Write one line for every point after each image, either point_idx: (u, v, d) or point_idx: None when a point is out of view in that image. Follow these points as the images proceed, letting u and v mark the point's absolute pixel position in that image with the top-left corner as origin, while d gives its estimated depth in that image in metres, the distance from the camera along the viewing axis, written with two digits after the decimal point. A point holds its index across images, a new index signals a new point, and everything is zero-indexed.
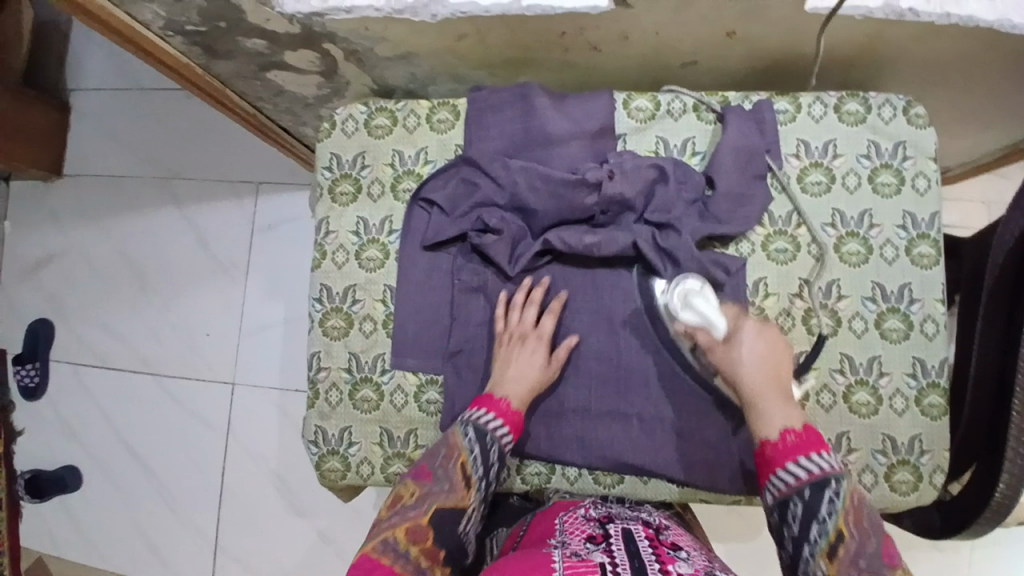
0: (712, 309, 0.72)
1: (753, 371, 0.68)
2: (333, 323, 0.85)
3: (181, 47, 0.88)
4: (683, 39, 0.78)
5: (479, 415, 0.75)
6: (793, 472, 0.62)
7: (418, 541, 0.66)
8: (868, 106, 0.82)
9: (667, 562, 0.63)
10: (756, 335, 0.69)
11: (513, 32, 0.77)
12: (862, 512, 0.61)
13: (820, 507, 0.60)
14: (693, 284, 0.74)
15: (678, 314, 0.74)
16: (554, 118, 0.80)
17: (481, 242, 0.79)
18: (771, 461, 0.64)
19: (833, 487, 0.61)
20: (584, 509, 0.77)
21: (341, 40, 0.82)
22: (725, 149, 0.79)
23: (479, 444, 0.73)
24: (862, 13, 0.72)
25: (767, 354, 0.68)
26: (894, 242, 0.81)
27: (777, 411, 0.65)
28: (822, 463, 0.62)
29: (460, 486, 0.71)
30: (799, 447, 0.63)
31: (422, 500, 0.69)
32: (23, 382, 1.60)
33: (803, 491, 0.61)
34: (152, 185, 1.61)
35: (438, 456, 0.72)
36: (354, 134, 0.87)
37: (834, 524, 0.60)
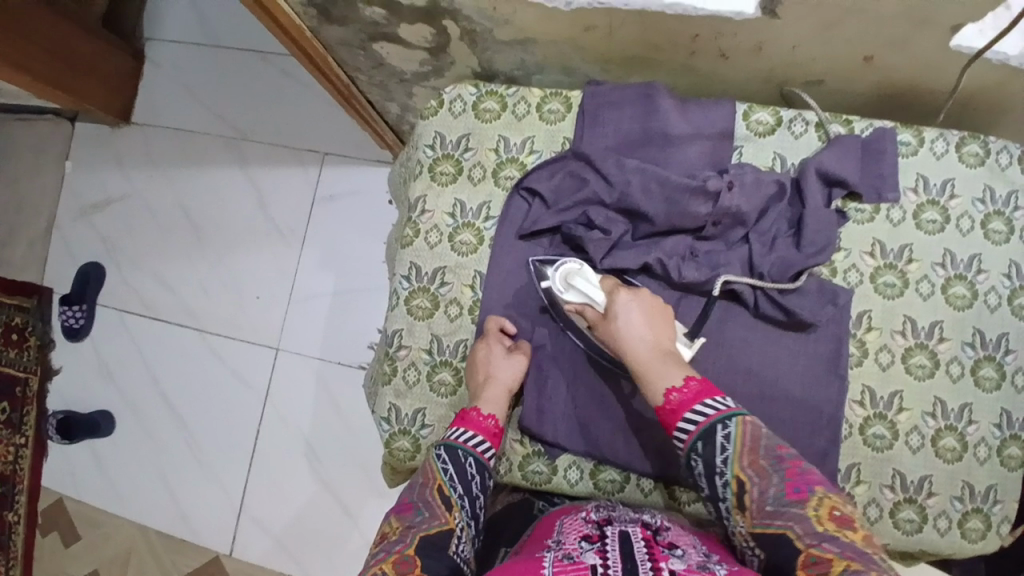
0: (592, 287, 0.74)
1: (636, 340, 0.69)
2: (418, 303, 0.83)
3: (298, 7, 0.88)
4: (816, 58, 0.76)
5: (455, 433, 0.73)
6: (686, 429, 0.63)
7: (407, 572, 0.58)
8: (987, 150, 0.80)
9: (661, 561, 0.57)
10: (631, 303, 0.72)
11: (644, 30, 0.76)
12: (758, 449, 0.60)
13: (715, 456, 0.61)
14: (572, 264, 0.76)
15: (563, 298, 0.76)
16: (674, 121, 0.78)
17: (580, 239, 0.78)
18: (669, 424, 0.65)
19: (721, 430, 0.61)
20: (585, 511, 0.72)
21: (463, 18, 0.82)
22: (814, 167, 0.77)
23: (452, 462, 0.70)
24: (999, 59, 0.70)
25: (644, 321, 0.70)
26: (999, 290, 0.79)
27: (663, 371, 0.67)
28: (715, 406, 0.63)
29: (442, 510, 0.65)
30: (696, 394, 0.64)
31: (406, 532, 0.63)
32: (68, 322, 1.60)
33: (695, 445, 0.62)
34: (220, 142, 1.61)
35: (414, 489, 0.68)
36: (461, 115, 0.86)
37: (732, 472, 0.60)
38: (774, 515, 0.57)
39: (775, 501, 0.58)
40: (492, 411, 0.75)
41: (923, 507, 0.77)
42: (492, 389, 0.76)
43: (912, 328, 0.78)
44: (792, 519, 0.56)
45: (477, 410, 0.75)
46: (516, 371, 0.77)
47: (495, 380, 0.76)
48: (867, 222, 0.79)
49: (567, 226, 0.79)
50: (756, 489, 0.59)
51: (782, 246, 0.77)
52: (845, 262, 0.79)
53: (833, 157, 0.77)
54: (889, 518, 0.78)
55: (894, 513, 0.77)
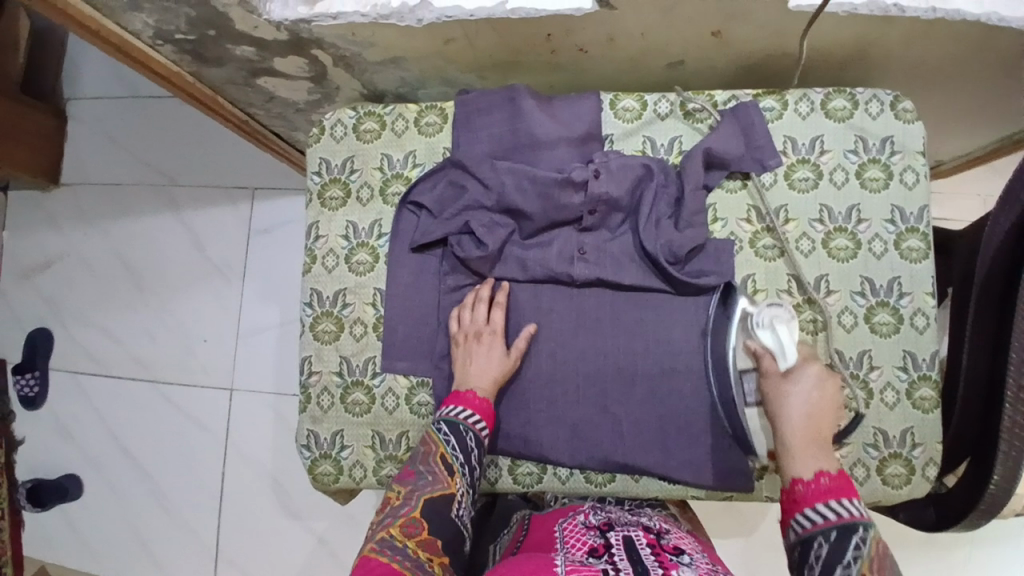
0: (790, 340, 0.72)
1: (797, 413, 0.69)
2: (323, 327, 0.85)
3: (171, 55, 0.89)
4: (668, 39, 0.78)
5: (451, 411, 0.75)
6: (822, 514, 0.63)
7: (413, 535, 0.66)
8: (855, 101, 0.82)
9: (671, 567, 0.61)
10: (816, 380, 0.71)
11: (499, 35, 0.78)
12: (887, 563, 0.60)
13: (845, 551, 0.60)
14: (782, 312, 0.74)
15: (754, 332, 0.74)
16: (541, 118, 0.80)
17: (465, 256, 0.80)
18: (800, 502, 0.65)
19: (861, 532, 0.60)
20: (584, 514, 0.76)
21: (329, 45, 0.83)
22: (699, 150, 0.79)
23: (454, 435, 0.73)
24: (846, 10, 0.71)
25: (817, 400, 0.70)
26: (883, 236, 0.81)
27: (811, 457, 0.67)
28: (848, 509, 0.62)
29: (445, 476, 0.71)
30: (830, 491, 0.64)
31: (411, 496, 0.70)
32: (23, 391, 1.61)
33: (829, 532, 0.61)
34: (150, 192, 1.62)
35: (417, 456, 0.74)
36: (344, 139, 0.87)
37: (857, 570, 0.59)
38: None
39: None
40: (477, 389, 0.76)
41: (837, 459, 0.80)
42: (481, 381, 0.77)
43: (798, 285, 0.80)
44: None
45: (462, 390, 0.77)
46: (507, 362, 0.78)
47: (486, 374, 0.77)
48: (741, 189, 0.82)
49: (452, 235, 0.81)
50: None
51: (665, 229, 0.78)
52: (724, 231, 0.81)
53: (717, 140, 0.79)
54: None
55: None
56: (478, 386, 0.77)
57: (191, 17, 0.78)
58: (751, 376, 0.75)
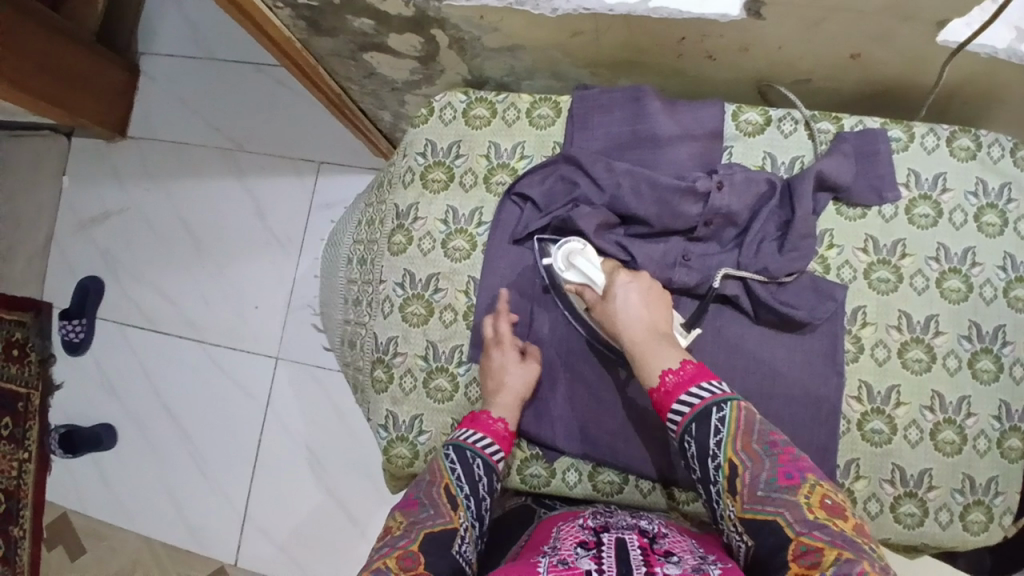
0: (592, 267, 0.75)
1: (632, 323, 0.70)
2: (413, 309, 0.84)
3: (287, 20, 0.89)
4: (802, 57, 0.77)
5: (461, 434, 0.75)
6: (681, 410, 0.64)
7: (408, 568, 0.59)
8: (979, 143, 0.80)
9: (656, 566, 0.58)
10: (629, 289, 0.72)
11: (630, 34, 0.77)
12: (750, 432, 0.61)
13: (709, 441, 0.62)
14: (575, 244, 0.76)
15: (563, 277, 0.76)
16: (662, 122, 0.79)
17: (571, 218, 0.77)
18: (662, 407, 0.66)
19: (715, 415, 0.62)
20: (583, 518, 0.72)
21: (451, 27, 0.82)
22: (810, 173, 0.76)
23: (462, 463, 0.71)
24: (987, 52, 0.70)
25: (642, 303, 0.71)
26: (995, 282, 0.79)
27: (655, 360, 0.67)
28: (703, 393, 0.64)
29: (448, 509, 0.67)
30: (686, 380, 0.65)
31: (410, 529, 0.64)
32: (68, 337, 1.61)
33: (689, 427, 0.63)
34: (216, 154, 1.62)
35: (422, 484, 0.70)
36: (452, 122, 0.86)
37: (724, 455, 0.61)
38: (765, 499, 0.58)
39: (767, 484, 0.59)
40: (491, 409, 0.76)
41: (925, 501, 0.77)
42: (503, 396, 0.77)
43: (907, 323, 0.78)
44: (783, 504, 0.57)
45: (488, 413, 0.77)
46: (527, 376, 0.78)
47: (507, 390, 0.77)
48: (860, 219, 0.80)
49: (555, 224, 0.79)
50: (749, 474, 0.60)
51: (767, 252, 0.77)
52: (839, 258, 0.79)
53: (832, 166, 0.77)
54: (891, 513, 0.78)
55: (895, 508, 0.78)
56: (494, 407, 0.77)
57: None
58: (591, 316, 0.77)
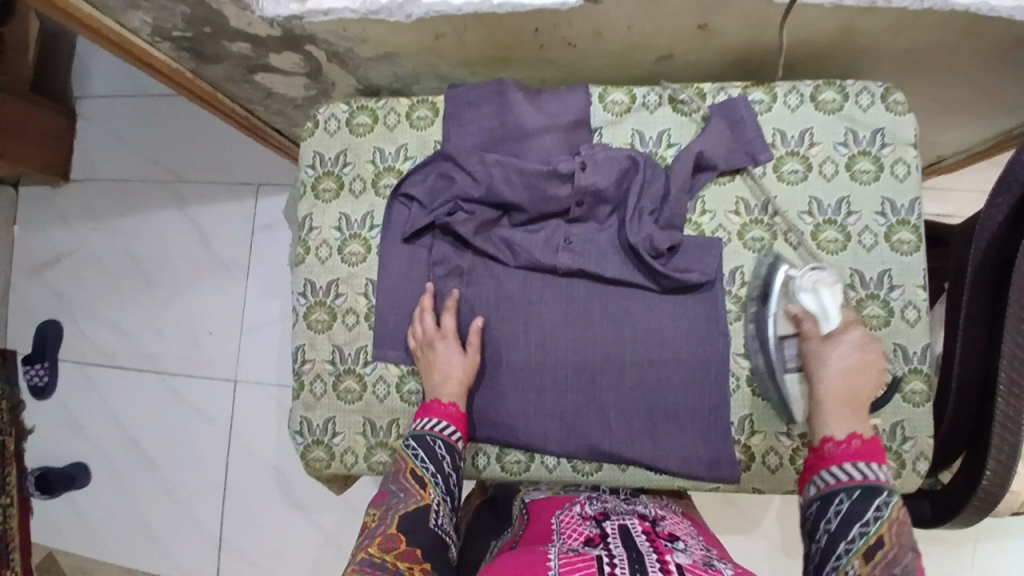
0: (834, 305, 0.73)
1: (836, 376, 0.71)
2: (317, 317, 0.87)
3: (171, 52, 0.91)
4: (655, 33, 0.79)
5: (421, 424, 0.77)
6: (848, 473, 0.66)
7: (391, 549, 0.66)
8: (845, 94, 0.82)
9: (665, 553, 0.62)
10: (852, 346, 0.73)
11: (488, 30, 0.80)
12: (906, 527, 0.63)
13: (867, 510, 0.63)
14: (826, 276, 0.74)
15: (795, 295, 0.75)
16: (528, 113, 0.82)
17: (450, 224, 0.82)
18: (827, 459, 0.69)
19: (884, 495, 0.64)
20: (580, 505, 0.76)
21: (322, 41, 0.85)
22: (689, 154, 0.80)
23: (422, 447, 0.75)
24: (833, 2, 0.72)
25: (853, 365, 0.72)
26: (874, 228, 0.81)
27: (840, 419, 0.70)
28: (874, 472, 0.66)
29: (417, 490, 0.72)
30: (861, 452, 0.68)
31: (385, 516, 0.70)
32: (33, 382, 1.65)
33: (852, 491, 0.65)
34: (157, 188, 1.65)
35: (389, 477, 0.74)
36: (337, 132, 0.89)
37: (876, 528, 0.62)
38: None
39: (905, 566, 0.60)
40: (441, 395, 0.79)
41: None
42: (449, 387, 0.79)
43: None
44: None
45: (439, 399, 0.79)
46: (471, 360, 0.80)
47: (449, 377, 0.79)
48: (730, 183, 0.83)
49: (438, 220, 0.83)
50: (892, 553, 0.61)
51: (648, 222, 0.79)
52: (713, 224, 0.83)
53: (709, 142, 0.81)
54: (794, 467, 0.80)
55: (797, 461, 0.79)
56: (444, 392, 0.79)
57: (187, 14, 0.80)
58: (792, 342, 0.76)
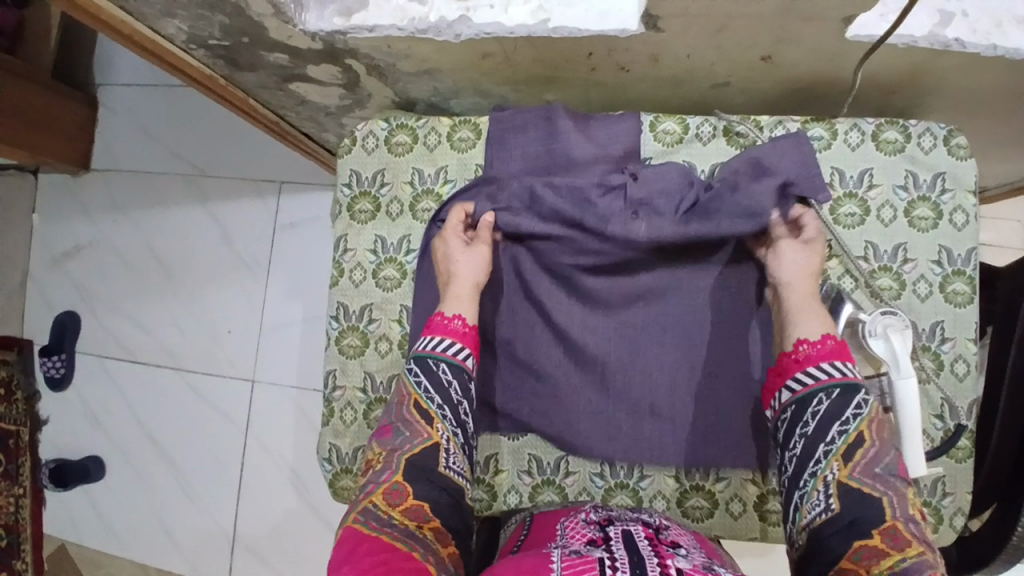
0: (907, 349, 0.69)
1: (790, 284, 0.72)
2: (349, 342, 0.84)
3: (205, 59, 0.88)
4: (715, 62, 0.75)
5: (426, 342, 0.76)
6: (819, 374, 0.68)
7: (398, 502, 0.64)
8: (907, 134, 0.78)
9: (667, 557, 0.58)
10: (801, 257, 0.73)
11: (539, 53, 0.76)
12: (885, 427, 0.66)
13: (846, 410, 0.65)
14: (902, 321, 0.70)
15: (867, 339, 0.70)
16: (577, 141, 0.79)
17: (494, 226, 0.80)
18: (799, 361, 0.69)
19: (862, 394, 0.66)
20: (585, 512, 0.73)
21: (363, 56, 0.81)
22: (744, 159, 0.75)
23: (426, 375, 0.73)
24: (906, 42, 0.68)
25: (811, 271, 0.73)
26: (929, 278, 0.77)
27: (804, 321, 0.71)
28: (844, 371, 0.68)
29: (423, 427, 0.71)
30: (835, 351, 0.68)
31: (391, 457, 0.69)
32: (49, 373, 1.64)
33: (832, 390, 0.66)
34: (179, 182, 1.62)
35: (394, 410, 0.73)
36: (375, 151, 0.86)
37: (856, 426, 0.65)
38: (877, 477, 0.63)
39: (885, 466, 0.64)
40: (445, 310, 0.77)
41: None
42: (455, 289, 0.77)
43: None
44: (891, 488, 0.62)
45: (444, 314, 0.77)
46: (479, 263, 0.78)
47: (458, 279, 0.77)
48: (783, 224, 0.79)
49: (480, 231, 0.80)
50: (873, 451, 0.64)
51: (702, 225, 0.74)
52: None
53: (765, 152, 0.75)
54: None
55: None
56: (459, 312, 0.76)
57: (225, 25, 0.76)
58: None
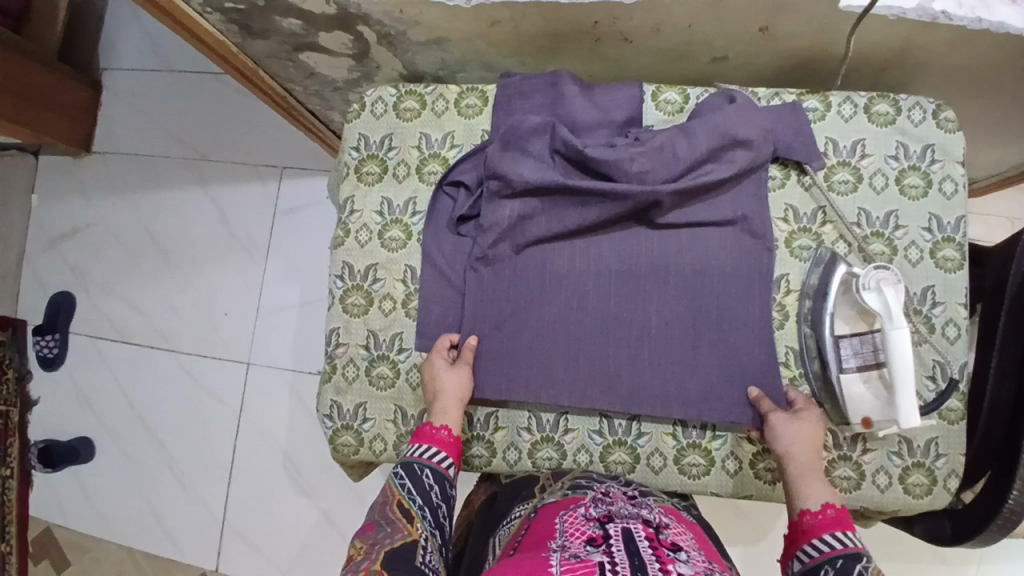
0: (898, 306, 0.69)
1: (806, 453, 0.72)
2: (353, 300, 0.86)
3: (219, 24, 0.90)
4: (715, 33, 0.79)
5: (414, 449, 0.74)
6: (828, 544, 0.65)
7: None
8: (898, 108, 0.82)
9: (669, 562, 0.56)
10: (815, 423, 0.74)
11: (546, 21, 0.79)
12: None
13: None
14: (893, 277, 0.71)
15: (861, 294, 0.72)
16: (582, 106, 0.82)
17: (493, 192, 0.80)
18: (807, 532, 0.67)
19: (865, 560, 0.62)
20: (585, 506, 0.69)
21: (375, 22, 0.84)
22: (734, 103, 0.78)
23: (410, 478, 0.72)
24: (895, 14, 0.71)
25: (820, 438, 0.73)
26: (919, 244, 0.80)
27: (818, 488, 0.69)
28: (852, 539, 0.65)
29: (404, 523, 0.68)
30: (836, 521, 0.66)
31: (370, 550, 0.65)
32: (42, 353, 1.63)
33: (835, 560, 0.63)
34: (180, 165, 1.64)
35: (375, 509, 0.71)
36: (383, 116, 0.89)
37: None
38: None
39: None
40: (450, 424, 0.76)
41: (860, 464, 0.79)
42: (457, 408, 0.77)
43: None
44: None
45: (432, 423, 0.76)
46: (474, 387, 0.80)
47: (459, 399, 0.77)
48: (779, 189, 0.82)
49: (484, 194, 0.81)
50: None
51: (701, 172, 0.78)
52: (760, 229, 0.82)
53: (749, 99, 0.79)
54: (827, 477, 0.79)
55: (831, 471, 0.79)
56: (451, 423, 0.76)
57: None
58: (849, 340, 0.74)
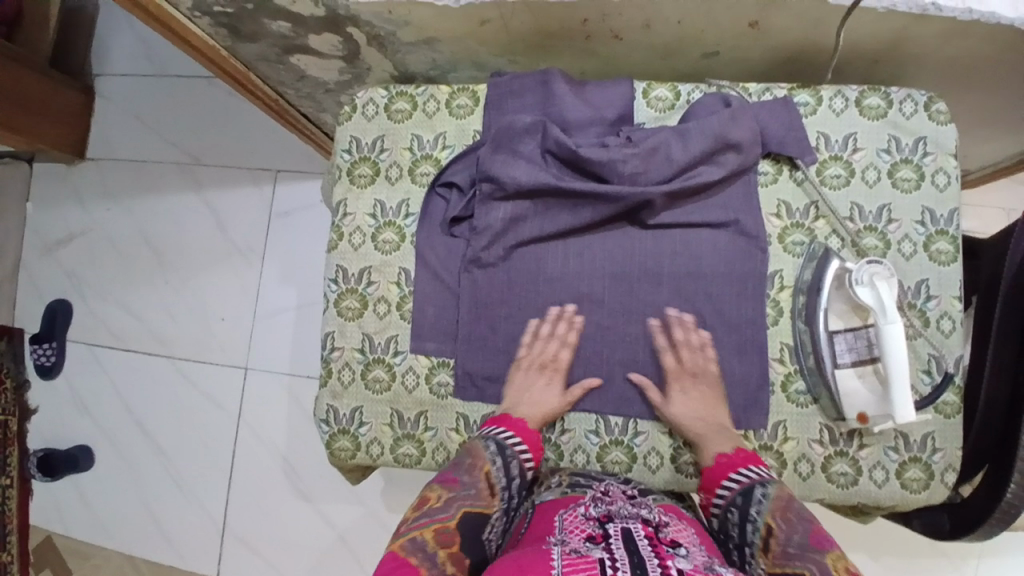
0: (891, 300, 0.70)
1: (690, 421, 0.76)
2: (348, 304, 0.86)
3: (208, 28, 0.90)
4: (706, 28, 0.78)
5: (498, 431, 0.76)
6: (728, 487, 0.72)
7: (446, 545, 0.63)
8: (889, 101, 0.81)
9: (668, 559, 0.56)
10: (681, 393, 0.77)
11: (536, 19, 0.79)
12: (791, 507, 0.68)
13: (750, 507, 0.69)
14: (882, 269, 0.71)
15: (852, 288, 0.72)
16: (573, 105, 0.81)
17: (485, 192, 0.80)
18: (711, 485, 0.74)
19: (759, 489, 0.70)
20: (585, 505, 0.69)
21: (364, 24, 0.84)
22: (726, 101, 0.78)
23: (501, 457, 0.73)
24: (885, 6, 0.71)
25: (697, 404, 0.77)
26: (913, 237, 0.80)
27: (712, 450, 0.76)
28: (749, 475, 0.72)
29: (486, 493, 0.70)
30: (731, 466, 0.73)
31: (450, 504, 0.67)
32: (40, 361, 1.62)
33: (736, 498, 0.71)
34: (174, 170, 1.63)
35: (461, 464, 0.72)
36: (375, 117, 0.88)
37: (761, 520, 0.67)
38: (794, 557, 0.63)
39: (798, 543, 0.64)
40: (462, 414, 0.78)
41: (857, 459, 0.79)
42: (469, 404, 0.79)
43: None
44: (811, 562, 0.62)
45: None
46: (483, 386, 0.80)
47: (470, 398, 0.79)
48: (771, 184, 0.82)
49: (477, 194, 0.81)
50: (782, 533, 0.65)
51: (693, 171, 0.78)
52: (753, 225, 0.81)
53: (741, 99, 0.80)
54: (823, 472, 0.79)
55: (828, 467, 0.79)
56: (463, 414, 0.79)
57: None
58: (843, 335, 0.75)
